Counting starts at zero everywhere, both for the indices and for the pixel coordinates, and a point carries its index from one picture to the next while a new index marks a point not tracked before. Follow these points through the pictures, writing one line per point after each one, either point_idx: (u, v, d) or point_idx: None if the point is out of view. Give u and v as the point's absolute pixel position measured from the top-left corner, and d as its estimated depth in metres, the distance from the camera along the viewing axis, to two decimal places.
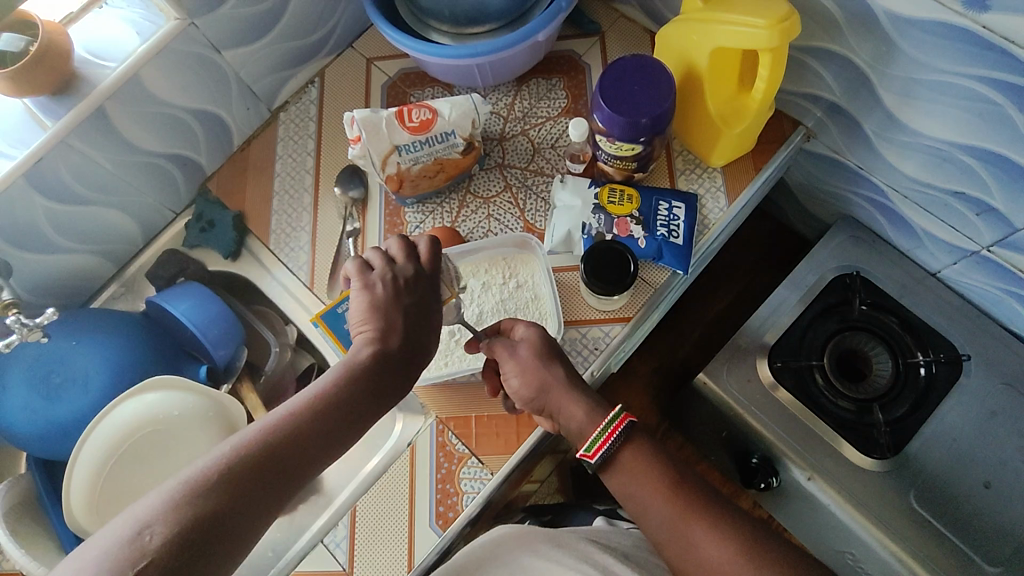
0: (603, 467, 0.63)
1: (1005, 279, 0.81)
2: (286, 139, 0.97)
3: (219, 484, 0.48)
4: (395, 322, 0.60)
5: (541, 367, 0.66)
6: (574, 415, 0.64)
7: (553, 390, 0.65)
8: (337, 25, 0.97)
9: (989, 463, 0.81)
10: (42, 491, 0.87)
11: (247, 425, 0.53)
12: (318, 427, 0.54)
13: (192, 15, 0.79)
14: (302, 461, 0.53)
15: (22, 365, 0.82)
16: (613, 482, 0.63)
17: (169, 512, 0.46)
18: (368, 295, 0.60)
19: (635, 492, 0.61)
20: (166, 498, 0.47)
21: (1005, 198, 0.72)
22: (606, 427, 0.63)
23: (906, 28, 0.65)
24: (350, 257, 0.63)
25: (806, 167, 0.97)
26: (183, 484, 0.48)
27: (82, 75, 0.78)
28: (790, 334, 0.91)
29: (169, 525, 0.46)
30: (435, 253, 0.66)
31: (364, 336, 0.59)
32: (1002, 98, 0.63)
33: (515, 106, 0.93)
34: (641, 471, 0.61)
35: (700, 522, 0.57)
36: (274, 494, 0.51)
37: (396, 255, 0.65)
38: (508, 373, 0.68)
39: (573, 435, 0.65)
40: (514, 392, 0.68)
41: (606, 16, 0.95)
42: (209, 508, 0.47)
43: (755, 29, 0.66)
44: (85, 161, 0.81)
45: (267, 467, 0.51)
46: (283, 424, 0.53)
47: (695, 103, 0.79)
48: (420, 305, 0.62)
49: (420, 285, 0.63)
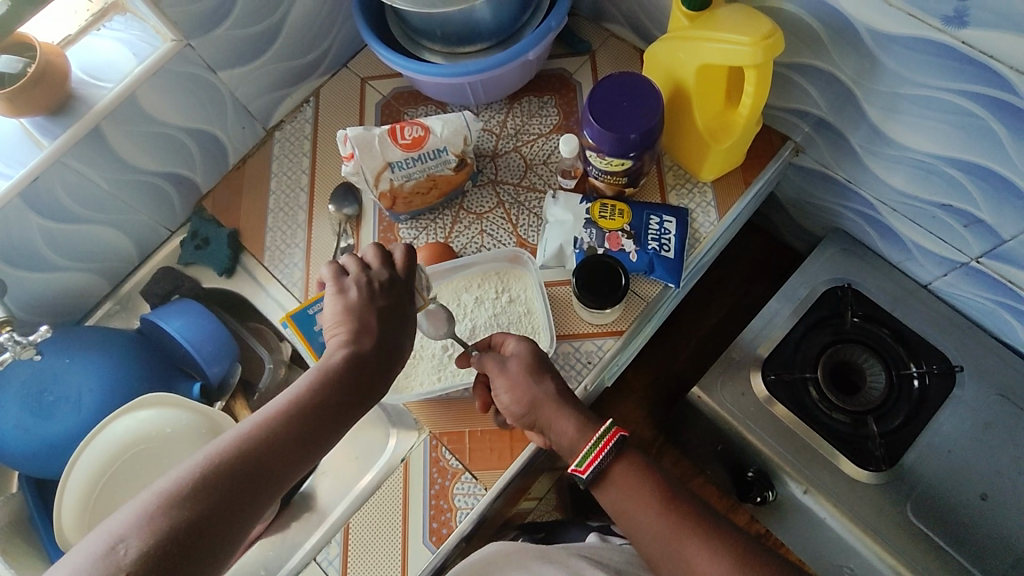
0: (595, 483, 0.63)
1: (995, 290, 0.82)
2: (281, 157, 0.98)
3: (194, 494, 0.49)
4: (369, 323, 0.60)
5: (532, 383, 0.67)
6: (565, 431, 0.64)
7: (543, 406, 0.66)
8: (331, 45, 0.98)
9: (984, 474, 0.81)
10: (36, 513, 0.86)
11: (222, 434, 0.54)
12: (294, 432, 0.54)
13: (188, 36, 0.80)
14: (278, 467, 0.53)
15: (17, 382, 0.82)
16: (605, 499, 0.63)
17: (143, 524, 0.46)
18: (342, 298, 0.61)
19: (628, 509, 0.61)
20: (140, 512, 0.47)
21: (992, 210, 0.73)
22: (597, 442, 0.62)
23: (888, 43, 0.67)
24: (325, 263, 0.64)
25: (796, 181, 0.97)
26: (157, 496, 0.48)
27: (79, 95, 0.79)
28: (784, 347, 0.91)
29: (143, 538, 0.46)
30: (410, 258, 0.66)
31: (337, 339, 0.59)
32: (985, 112, 0.65)
33: (508, 123, 0.94)
34: (634, 487, 0.61)
35: (693, 537, 0.57)
36: (250, 501, 0.51)
37: (371, 261, 0.64)
38: (498, 389, 0.69)
39: (564, 450, 0.65)
40: (504, 408, 0.68)
41: (596, 35, 0.97)
42: (183, 519, 0.48)
43: (738, 46, 0.68)
44: (80, 179, 0.82)
45: (242, 475, 0.51)
46: (257, 432, 0.53)
47: (682, 118, 0.80)
48: (395, 307, 0.63)
49: (396, 289, 0.64)
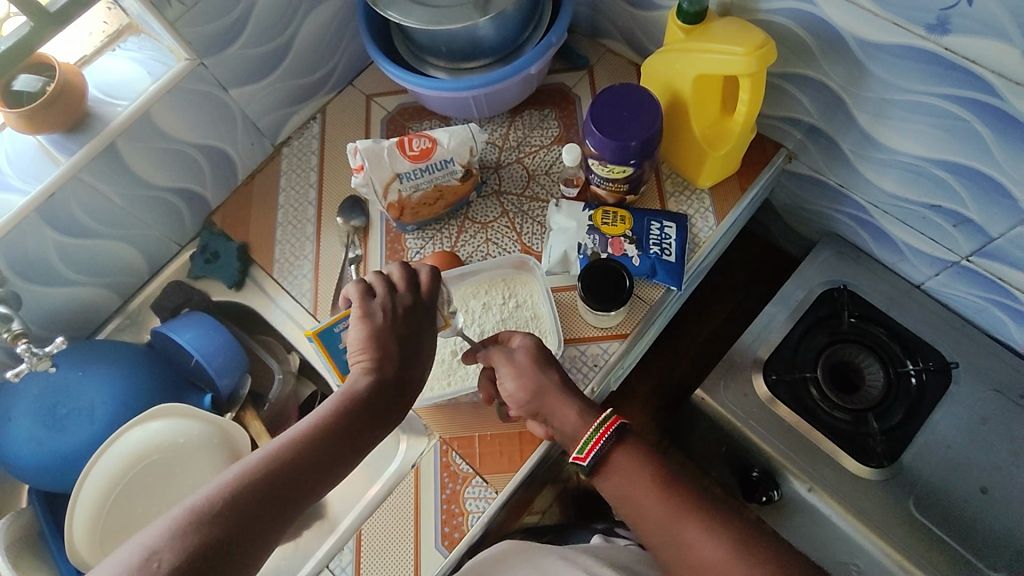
0: (596, 469, 0.64)
1: (986, 287, 0.85)
2: (289, 172, 1.01)
3: (224, 510, 0.50)
4: (391, 350, 0.63)
5: (538, 371, 0.69)
6: (569, 416, 0.67)
7: (548, 394, 0.68)
8: (338, 64, 1.01)
9: (983, 468, 0.83)
10: (46, 528, 0.86)
11: (248, 454, 0.55)
12: (318, 454, 0.57)
13: (202, 55, 0.83)
14: (303, 487, 0.55)
15: (29, 397, 0.82)
16: (606, 485, 0.64)
17: (175, 539, 0.47)
18: (368, 323, 0.63)
19: (628, 493, 0.62)
20: (171, 527, 0.48)
21: (979, 209, 0.76)
22: (597, 428, 0.64)
23: (875, 52, 0.70)
24: (351, 281, 0.66)
25: (790, 188, 1.00)
26: (188, 512, 0.49)
27: (95, 113, 0.81)
28: (783, 348, 0.93)
29: (175, 551, 0.47)
30: (434, 282, 0.69)
31: (361, 365, 0.62)
32: (969, 114, 0.68)
33: (510, 135, 0.97)
34: (633, 472, 0.63)
35: (691, 522, 0.58)
36: (275, 520, 0.53)
37: (398, 283, 0.67)
38: (503, 377, 0.71)
39: (567, 438, 0.67)
40: (509, 396, 0.70)
41: (593, 50, 1.01)
42: (213, 535, 0.49)
43: (733, 56, 0.71)
44: (94, 195, 0.83)
45: (268, 495, 0.53)
46: (283, 453, 0.55)
47: (680, 127, 0.83)
48: (415, 334, 0.65)
49: (417, 314, 0.66)
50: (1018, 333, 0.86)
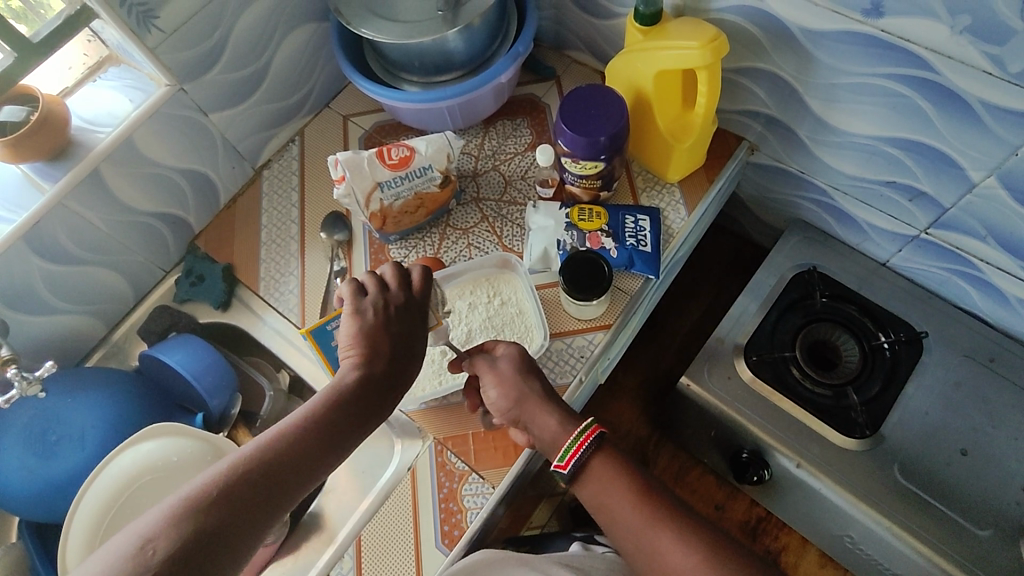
0: (576, 477, 0.66)
1: (945, 258, 0.89)
2: (271, 193, 1.03)
3: (216, 499, 0.52)
4: (381, 347, 0.64)
5: (520, 380, 0.70)
6: (548, 425, 0.67)
7: (528, 402, 0.69)
8: (313, 87, 1.05)
9: (960, 430, 0.86)
10: (37, 561, 0.84)
11: (241, 446, 0.57)
12: (308, 444, 0.58)
13: (182, 80, 0.86)
14: (294, 477, 0.56)
15: (19, 425, 0.82)
16: (585, 492, 0.65)
17: (169, 527, 0.49)
18: (358, 319, 0.65)
19: (605, 501, 0.63)
20: (165, 514, 0.50)
21: (930, 181, 0.81)
22: (577, 437, 0.65)
23: (819, 39, 0.75)
24: (343, 281, 0.68)
25: (756, 180, 1.05)
26: (182, 501, 0.51)
27: (78, 141, 0.83)
28: (761, 331, 0.96)
29: (169, 539, 0.49)
30: (426, 282, 0.71)
31: (351, 360, 0.63)
32: (909, 91, 0.73)
33: (485, 144, 1.01)
34: (612, 479, 0.64)
35: (666, 529, 0.59)
36: (265, 511, 0.54)
37: (390, 281, 0.69)
38: (486, 385, 0.71)
39: (546, 446, 0.68)
40: (491, 404, 0.71)
41: (559, 62, 1.06)
42: (205, 524, 0.50)
43: (689, 50, 0.76)
44: (80, 222, 0.85)
45: (260, 486, 0.54)
46: (275, 444, 0.57)
47: (646, 123, 0.88)
48: (405, 330, 0.66)
49: (408, 311, 0.68)
50: (981, 301, 0.91)
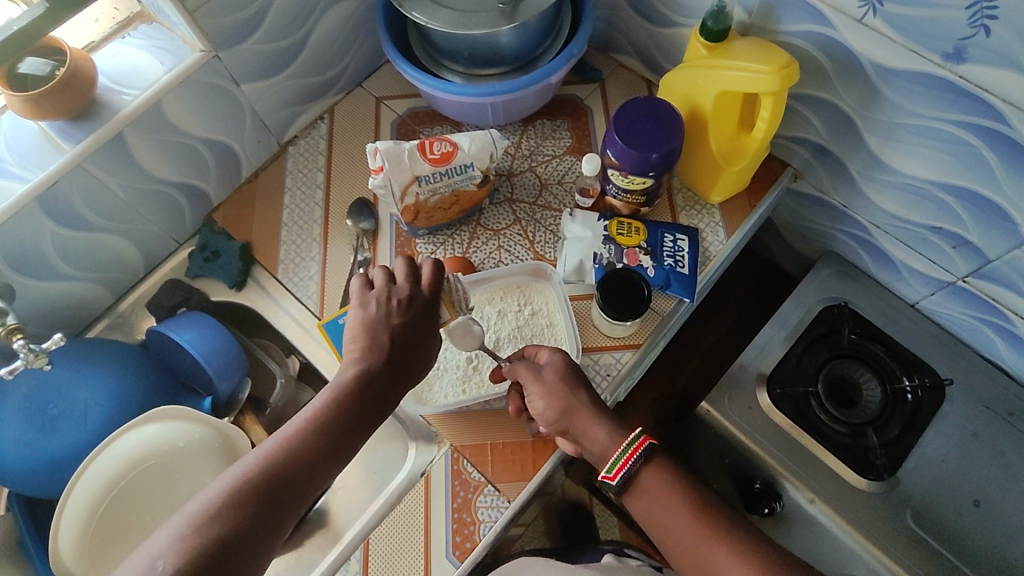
0: (625, 490, 0.64)
1: (979, 308, 0.88)
2: (296, 172, 0.99)
3: (225, 509, 0.50)
4: (381, 340, 0.62)
5: (566, 391, 0.68)
6: (598, 437, 0.66)
7: (577, 413, 0.67)
8: (349, 65, 1.00)
9: (976, 482, 0.86)
10: (27, 536, 0.82)
11: (244, 455, 0.54)
12: (314, 445, 0.55)
13: (218, 47, 0.80)
14: (302, 480, 0.54)
15: (20, 394, 0.78)
16: (636, 506, 0.63)
17: (179, 543, 0.47)
18: (362, 314, 0.63)
19: (659, 515, 0.61)
20: (174, 531, 0.48)
21: (979, 232, 0.80)
22: (625, 449, 0.64)
23: (892, 77, 0.73)
24: (355, 275, 0.67)
25: (792, 207, 1.03)
26: (191, 515, 0.49)
27: (103, 101, 0.78)
28: (785, 363, 0.95)
29: (181, 555, 0.46)
30: (438, 277, 0.68)
31: (351, 358, 0.61)
32: (977, 141, 0.71)
33: (523, 143, 0.97)
34: (664, 493, 0.62)
35: (721, 544, 0.57)
36: (278, 517, 0.52)
37: (398, 277, 0.66)
38: (532, 396, 0.70)
39: (595, 459, 0.67)
40: (538, 414, 0.70)
41: (605, 64, 1.02)
42: (217, 537, 0.48)
43: (758, 74, 0.73)
44: (97, 187, 0.80)
45: (268, 492, 0.52)
46: (280, 449, 0.54)
47: (697, 142, 0.85)
48: (410, 324, 0.64)
49: (415, 305, 0.65)
50: (1007, 353, 0.90)
